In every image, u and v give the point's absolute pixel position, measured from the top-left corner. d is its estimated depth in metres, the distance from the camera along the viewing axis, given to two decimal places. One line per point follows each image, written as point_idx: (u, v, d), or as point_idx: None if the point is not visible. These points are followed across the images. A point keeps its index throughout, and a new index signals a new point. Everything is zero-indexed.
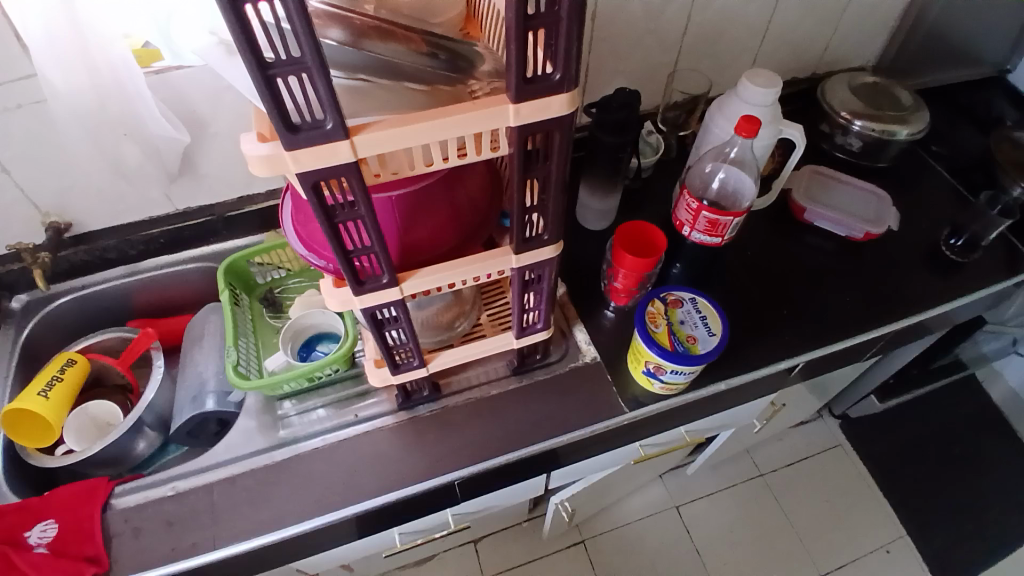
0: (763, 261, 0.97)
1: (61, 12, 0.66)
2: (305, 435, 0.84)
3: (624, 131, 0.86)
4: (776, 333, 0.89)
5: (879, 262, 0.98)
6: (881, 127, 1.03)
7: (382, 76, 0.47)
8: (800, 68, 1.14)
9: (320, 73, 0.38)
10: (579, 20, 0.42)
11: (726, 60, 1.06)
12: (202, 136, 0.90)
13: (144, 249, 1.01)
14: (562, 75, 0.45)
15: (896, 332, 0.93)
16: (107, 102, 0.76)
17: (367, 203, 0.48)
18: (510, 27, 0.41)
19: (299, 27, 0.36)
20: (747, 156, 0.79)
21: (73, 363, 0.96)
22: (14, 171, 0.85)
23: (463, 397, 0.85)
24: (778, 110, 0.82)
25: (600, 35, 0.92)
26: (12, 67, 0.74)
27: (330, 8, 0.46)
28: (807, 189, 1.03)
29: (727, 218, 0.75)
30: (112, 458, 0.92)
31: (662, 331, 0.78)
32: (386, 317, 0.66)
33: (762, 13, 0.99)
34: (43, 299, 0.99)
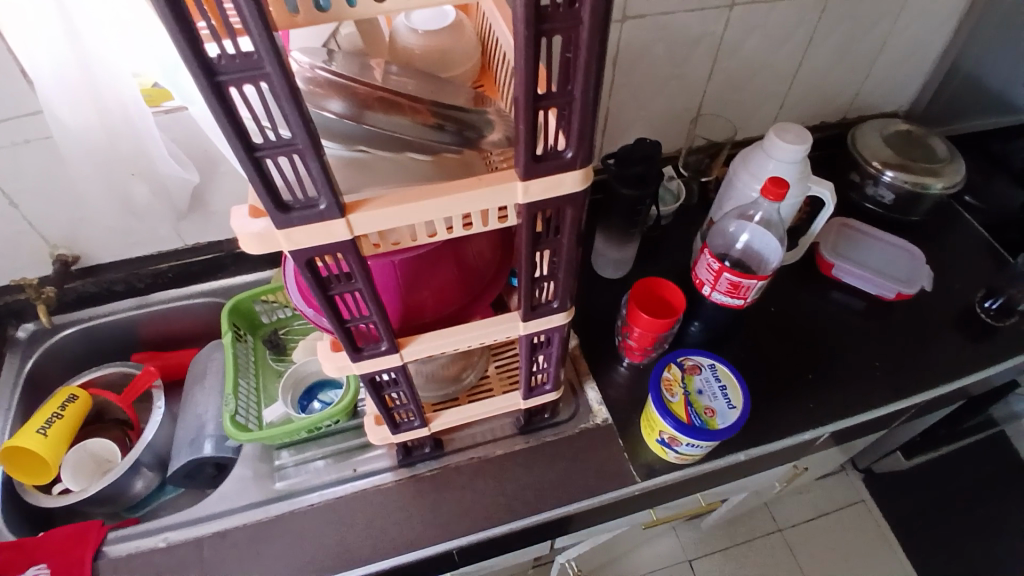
0: (786, 319, 0.92)
1: (73, 56, 0.65)
2: (303, 489, 0.81)
3: (643, 184, 0.83)
4: (800, 399, 0.84)
5: (912, 324, 0.92)
6: (913, 179, 0.98)
7: (385, 148, 0.45)
8: (829, 114, 1.10)
9: (312, 154, 0.35)
10: (594, 100, 0.39)
11: (752, 106, 1.02)
12: (213, 174, 0.89)
13: (151, 282, 1.00)
14: (575, 152, 0.42)
15: (928, 401, 0.87)
16: (118, 140, 0.74)
17: (364, 275, 0.46)
18: (519, 107, 0.38)
19: (288, 109, 0.33)
20: (773, 218, 0.75)
21: (75, 399, 0.94)
22: (22, 205, 0.84)
23: (466, 456, 0.81)
24: (808, 168, 0.77)
25: (621, 80, 0.89)
26: (21, 102, 0.74)
27: (335, 78, 0.44)
28: (835, 244, 0.98)
29: (750, 282, 0.71)
30: (108, 498, 0.89)
31: (679, 401, 0.73)
32: (386, 379, 0.63)
33: (791, 59, 0.96)
34: (49, 330, 0.98)
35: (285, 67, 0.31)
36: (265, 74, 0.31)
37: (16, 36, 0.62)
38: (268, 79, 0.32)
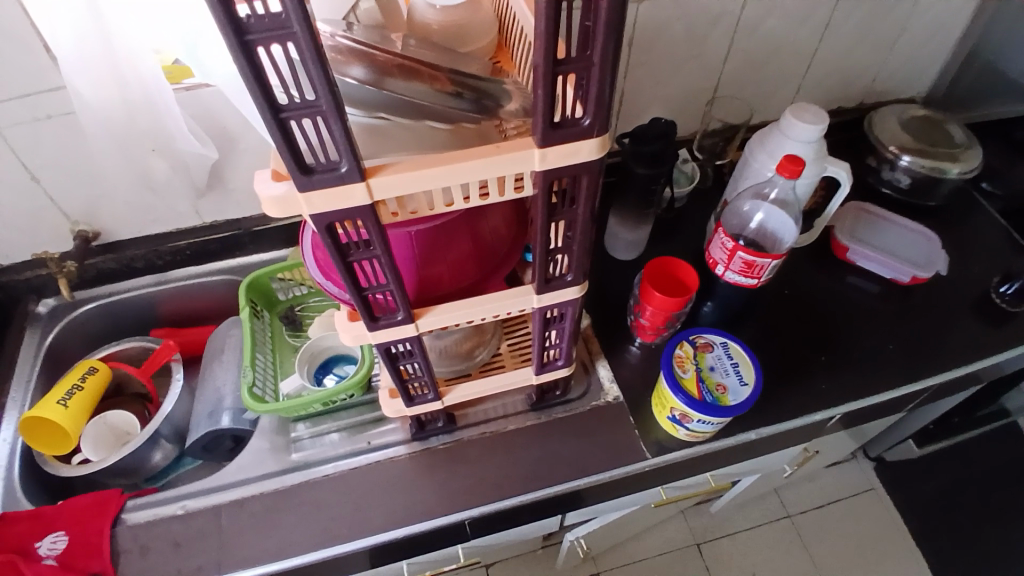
0: (802, 303, 0.92)
1: (92, 28, 0.66)
2: (318, 460, 0.83)
3: (659, 163, 0.83)
4: (812, 381, 0.84)
5: (928, 308, 0.91)
6: (931, 164, 0.97)
7: (404, 115, 0.45)
8: (849, 97, 1.09)
9: (335, 116, 0.36)
10: (613, 68, 0.39)
11: (770, 87, 1.01)
12: (231, 151, 0.90)
13: (170, 260, 1.02)
14: (592, 120, 0.42)
15: (940, 385, 0.87)
16: (137, 116, 0.76)
17: (383, 242, 0.46)
18: (538, 71, 0.38)
19: (313, 69, 0.34)
20: (788, 197, 0.75)
21: (94, 371, 0.96)
22: (44, 181, 0.86)
23: (478, 431, 0.83)
24: (826, 147, 0.77)
25: (637, 60, 0.89)
26: (44, 78, 0.75)
27: (355, 44, 0.44)
28: (852, 227, 0.98)
29: (765, 261, 0.71)
30: (128, 469, 0.91)
31: (690, 377, 0.74)
32: (401, 350, 0.64)
33: (811, 39, 0.95)
34: (69, 306, 1.01)
35: (312, 28, 0.32)
36: (291, 34, 0.32)
37: (38, 9, 0.63)
38: (295, 40, 0.32)
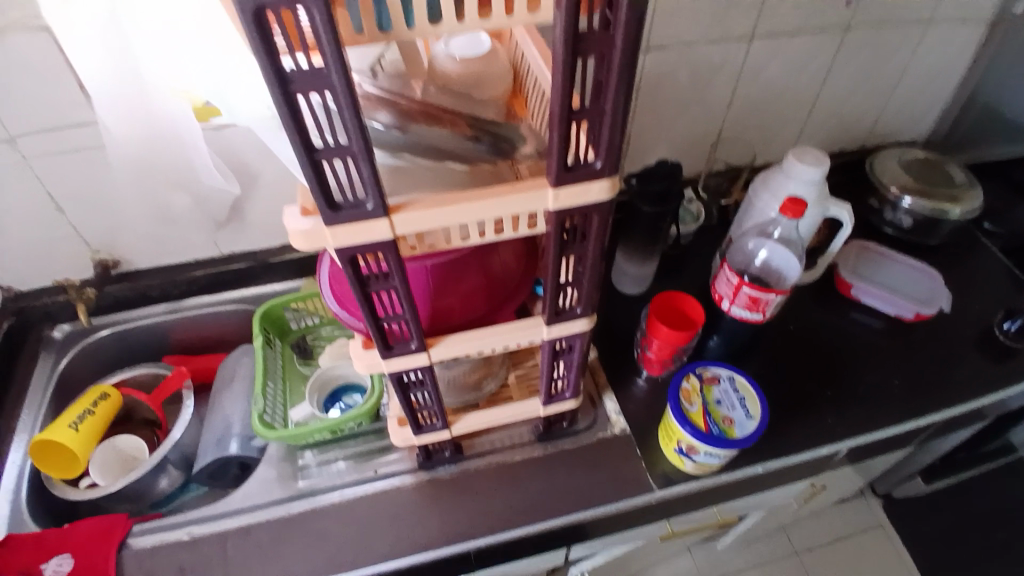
0: (806, 339, 0.93)
1: (124, 68, 0.70)
2: (324, 487, 0.83)
3: (665, 202, 0.86)
4: (818, 416, 0.85)
5: (931, 345, 0.92)
6: (933, 205, 0.99)
7: (425, 156, 0.48)
8: (849, 140, 1.12)
9: (365, 158, 0.39)
10: (623, 116, 0.42)
11: (772, 131, 1.05)
12: (253, 186, 0.93)
13: (186, 288, 1.04)
14: (603, 163, 0.45)
15: (945, 421, 0.87)
16: (164, 151, 0.80)
17: (401, 274, 0.49)
18: (554, 118, 0.41)
19: (348, 116, 0.37)
20: (792, 236, 0.78)
21: (106, 397, 0.97)
22: (69, 211, 0.89)
23: (484, 461, 0.83)
24: (826, 189, 0.79)
25: (643, 104, 0.93)
26: (75, 114, 0.79)
27: (382, 92, 0.48)
28: (855, 265, 0.99)
29: (770, 296, 0.73)
30: (134, 494, 0.91)
31: (697, 410, 0.75)
32: (412, 380, 0.65)
33: (810, 85, 0.99)
34: (83, 331, 1.02)
35: (349, 79, 0.35)
36: (330, 85, 0.35)
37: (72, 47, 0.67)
38: (333, 89, 0.35)
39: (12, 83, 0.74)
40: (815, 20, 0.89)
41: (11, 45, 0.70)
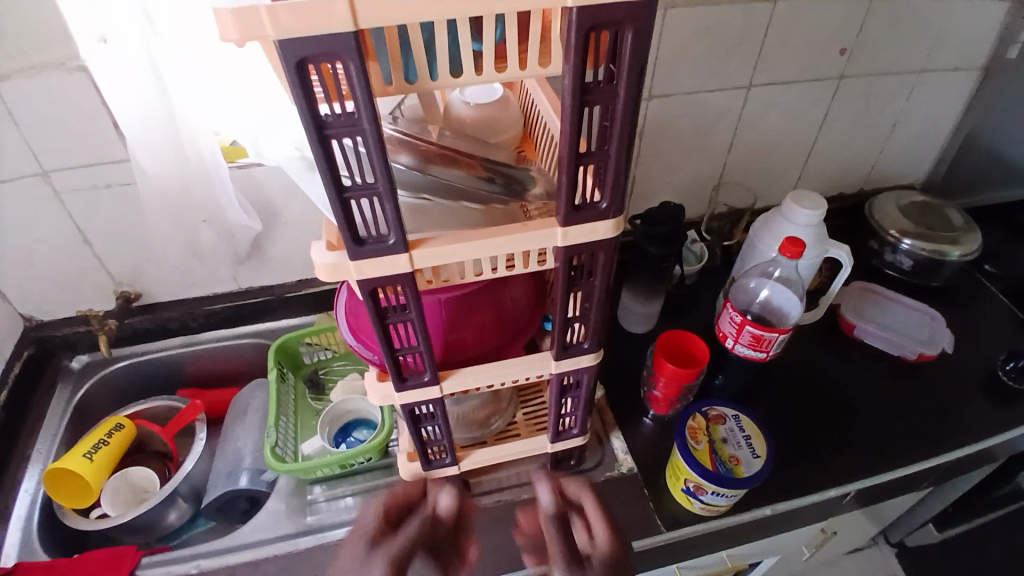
0: (811, 378, 0.94)
1: (160, 108, 0.76)
2: (331, 524, 0.84)
3: (669, 244, 0.89)
4: (825, 456, 0.85)
5: (936, 386, 0.93)
6: (932, 247, 1.02)
7: (442, 197, 0.52)
8: (847, 186, 1.16)
9: (389, 196, 0.42)
10: (627, 160, 0.45)
11: (771, 176, 1.09)
12: (274, 224, 0.98)
13: (204, 322, 1.07)
14: (608, 203, 0.48)
15: (953, 463, 0.87)
16: (193, 188, 0.85)
17: (418, 307, 0.51)
18: (563, 161, 0.45)
19: (376, 158, 0.40)
20: (792, 275, 0.80)
21: (120, 428, 0.98)
22: (96, 245, 0.93)
23: (493, 499, 0.83)
24: (825, 232, 0.82)
25: (647, 149, 0.98)
26: (109, 152, 0.84)
27: (402, 136, 0.51)
28: (857, 306, 1.01)
29: (773, 334, 0.74)
30: (142, 527, 0.92)
31: (704, 449, 0.75)
32: (424, 413, 0.67)
33: (807, 133, 1.03)
34: (102, 362, 1.05)
35: (378, 125, 0.39)
36: (361, 130, 0.39)
37: (116, 88, 0.74)
38: (363, 134, 0.39)
39: (55, 122, 0.79)
40: (809, 72, 0.94)
41: (57, 88, 0.76)
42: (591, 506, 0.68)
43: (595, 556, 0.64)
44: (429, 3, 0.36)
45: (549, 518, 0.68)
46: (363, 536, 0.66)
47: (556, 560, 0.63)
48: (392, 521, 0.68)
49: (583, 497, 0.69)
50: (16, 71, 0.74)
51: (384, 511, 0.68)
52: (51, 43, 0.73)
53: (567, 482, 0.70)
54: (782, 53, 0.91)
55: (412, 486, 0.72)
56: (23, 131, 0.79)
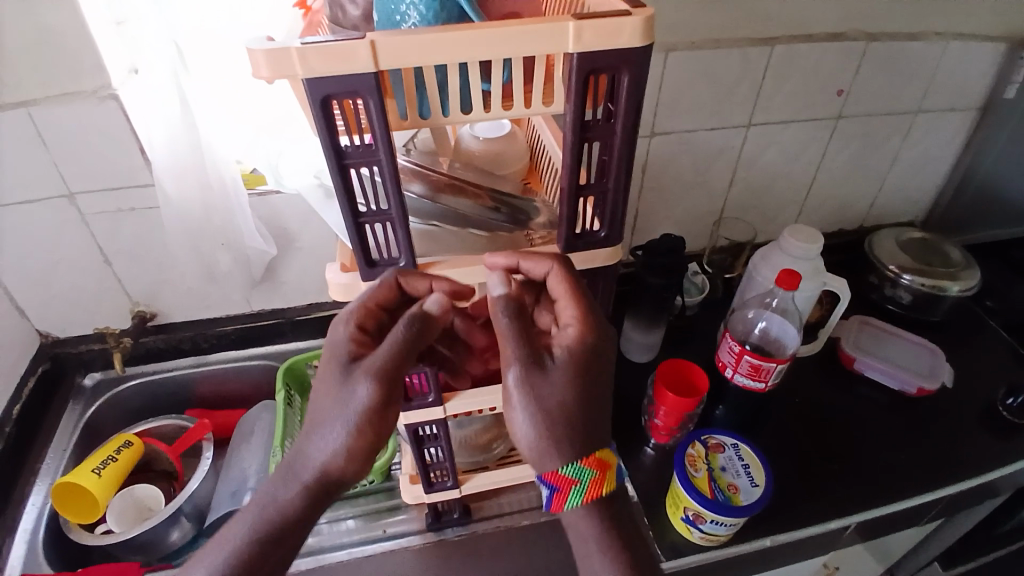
0: (811, 410, 0.95)
1: (186, 139, 0.81)
2: (332, 546, 0.83)
3: (670, 274, 0.92)
4: (824, 487, 0.85)
5: (936, 419, 0.93)
6: (932, 282, 1.03)
7: (451, 224, 0.55)
8: (846, 221, 1.18)
9: (401, 222, 0.46)
10: (624, 192, 0.49)
11: (771, 211, 1.12)
12: (288, 249, 1.01)
13: (215, 342, 1.10)
14: (607, 232, 0.52)
15: (954, 496, 0.87)
16: (213, 214, 0.89)
17: None
18: (564, 193, 0.48)
19: (390, 188, 0.44)
20: (788, 306, 0.81)
21: (129, 444, 0.99)
22: (115, 265, 0.97)
23: (492, 524, 0.84)
24: (821, 265, 0.85)
25: (650, 183, 1.01)
26: (136, 178, 0.88)
27: (416, 166, 0.54)
28: (858, 339, 1.02)
29: (770, 364, 0.76)
30: (145, 544, 0.93)
31: (702, 476, 0.76)
32: (427, 434, 0.69)
33: (806, 170, 1.07)
34: (115, 379, 1.08)
35: (393, 156, 0.43)
36: (377, 161, 0.43)
37: (147, 118, 0.78)
38: (378, 164, 0.43)
39: (86, 148, 0.84)
40: (807, 112, 0.98)
41: (91, 118, 0.81)
42: (562, 290, 0.52)
43: (558, 347, 0.51)
44: (442, 48, 0.39)
45: (505, 316, 0.49)
46: (337, 361, 0.50)
47: (511, 358, 0.49)
48: (368, 333, 0.52)
49: (555, 281, 0.52)
50: (52, 98, 0.79)
51: (359, 322, 0.51)
52: (85, 72, 0.78)
53: (523, 255, 0.52)
54: (780, 95, 0.95)
55: (383, 288, 0.49)
56: (53, 154, 0.83)
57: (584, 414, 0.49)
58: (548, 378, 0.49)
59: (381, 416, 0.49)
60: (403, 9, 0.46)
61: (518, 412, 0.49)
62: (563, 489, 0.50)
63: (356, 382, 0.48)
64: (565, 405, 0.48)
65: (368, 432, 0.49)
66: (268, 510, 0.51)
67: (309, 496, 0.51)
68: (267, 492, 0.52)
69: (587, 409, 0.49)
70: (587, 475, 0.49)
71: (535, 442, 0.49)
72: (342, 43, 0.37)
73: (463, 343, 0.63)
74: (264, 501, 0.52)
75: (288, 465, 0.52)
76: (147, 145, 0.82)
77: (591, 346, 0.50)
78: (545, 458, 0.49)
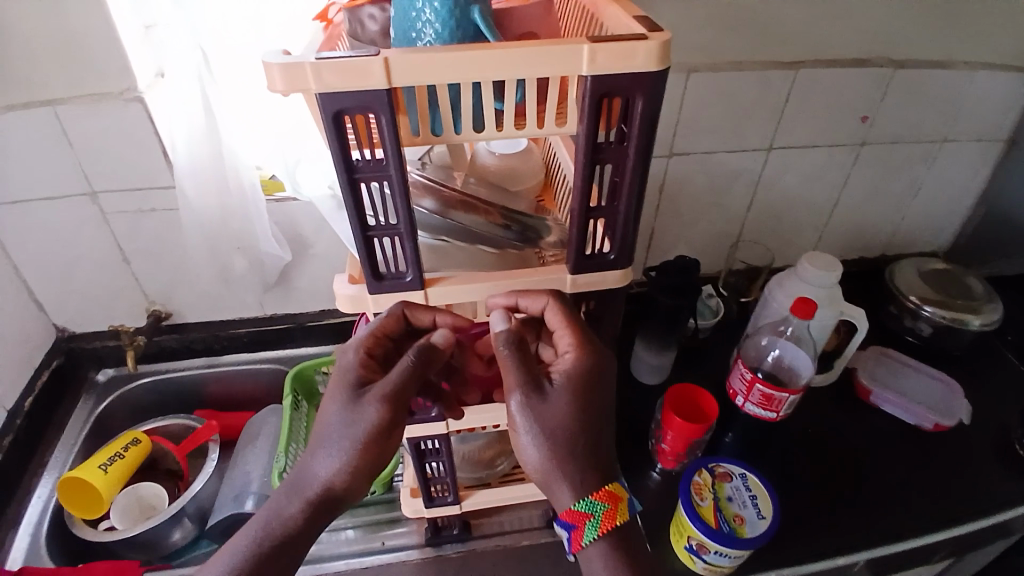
0: (823, 441, 0.92)
1: (208, 143, 0.82)
2: (331, 555, 0.83)
3: (682, 296, 0.90)
4: (834, 522, 0.82)
5: (953, 457, 0.90)
6: (953, 315, 1.00)
7: (461, 240, 0.55)
8: (866, 249, 1.16)
9: (409, 237, 0.46)
10: (635, 215, 0.49)
11: (790, 236, 1.10)
12: (303, 256, 1.02)
13: (227, 344, 1.11)
14: (616, 255, 0.52)
15: (969, 537, 0.83)
16: (231, 217, 0.89)
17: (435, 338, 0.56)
18: (574, 214, 0.48)
19: (399, 203, 0.44)
20: (803, 334, 0.80)
21: (137, 442, 1.00)
22: (133, 263, 0.98)
23: (493, 542, 0.83)
24: (838, 293, 0.83)
25: (666, 203, 1.00)
26: (157, 179, 0.89)
27: (427, 181, 0.54)
28: (874, 371, 0.99)
29: (782, 394, 0.74)
30: (147, 543, 0.93)
31: (708, 505, 0.74)
32: (429, 448, 0.68)
33: (827, 195, 1.05)
34: (128, 376, 1.09)
35: (403, 172, 0.43)
36: (388, 176, 0.43)
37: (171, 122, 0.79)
38: (389, 180, 0.43)
39: (110, 148, 0.85)
40: (830, 136, 0.96)
41: (117, 119, 0.83)
42: (558, 322, 0.53)
43: (556, 371, 0.52)
44: (456, 67, 0.39)
45: (506, 345, 0.50)
46: (343, 386, 0.52)
47: (513, 385, 0.50)
48: (375, 359, 0.54)
49: (551, 313, 0.53)
50: (80, 98, 0.81)
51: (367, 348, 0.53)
52: (113, 75, 0.80)
53: (521, 292, 0.53)
54: (802, 119, 0.94)
55: (390, 318, 0.52)
56: (77, 152, 0.85)
57: (587, 435, 0.50)
58: (548, 402, 0.50)
59: (389, 438, 0.50)
60: (419, 27, 0.47)
61: (522, 437, 0.50)
62: (579, 526, 0.51)
63: (364, 405, 0.50)
64: (568, 431, 0.49)
65: (371, 455, 0.50)
66: (270, 525, 0.51)
67: (314, 511, 0.51)
68: (268, 509, 0.52)
69: (590, 430, 0.50)
70: (600, 508, 0.50)
71: (542, 464, 0.49)
72: (357, 59, 0.38)
73: (459, 371, 0.64)
74: (265, 517, 0.52)
75: (290, 483, 0.52)
76: (170, 148, 0.84)
77: (590, 371, 0.51)
78: (552, 483, 0.50)
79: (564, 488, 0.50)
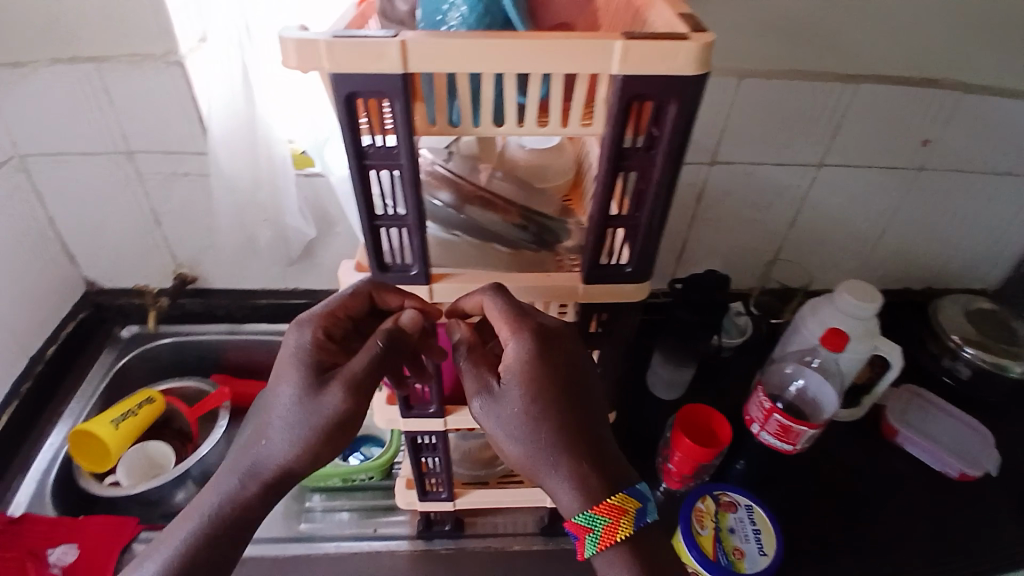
0: (841, 479, 0.88)
1: (243, 112, 0.82)
2: (324, 536, 0.83)
3: (704, 311, 0.88)
4: (843, 566, 0.78)
5: (980, 512, 0.85)
6: (993, 359, 0.94)
7: (474, 236, 0.54)
8: (912, 280, 1.09)
9: (416, 229, 0.46)
10: (657, 227, 0.46)
11: (830, 259, 1.04)
12: (328, 234, 1.02)
13: (247, 313, 1.12)
14: (634, 268, 0.49)
15: None
16: (259, 189, 0.89)
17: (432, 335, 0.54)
18: (591, 222, 0.46)
19: (409, 195, 0.43)
20: (830, 366, 0.78)
21: (151, 401, 1.01)
22: (164, 225, 1.00)
23: (484, 543, 0.81)
24: (874, 327, 0.78)
25: (703, 213, 0.96)
26: (191, 144, 0.90)
27: (449, 173, 0.53)
28: (903, 411, 0.94)
29: (801, 427, 0.70)
30: (149, 501, 0.95)
31: (708, 534, 0.71)
32: (425, 443, 0.67)
33: (876, 220, 0.99)
34: (148, 336, 1.11)
35: (415, 162, 0.42)
36: (399, 165, 0.42)
37: (208, 89, 0.80)
38: (399, 169, 0.42)
39: (148, 109, 0.86)
40: (885, 158, 0.91)
41: (157, 81, 0.83)
42: (496, 315, 0.50)
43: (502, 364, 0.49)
44: (477, 58, 0.37)
45: (461, 356, 0.50)
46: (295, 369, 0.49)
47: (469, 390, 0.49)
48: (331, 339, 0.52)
49: (489, 307, 0.50)
50: (122, 58, 0.82)
51: (324, 326, 0.51)
52: (155, 36, 0.80)
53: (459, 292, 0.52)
54: (857, 138, 0.88)
55: (353, 297, 0.51)
56: (117, 111, 0.86)
57: (554, 423, 0.46)
58: (500, 399, 0.48)
59: (350, 427, 0.48)
60: (446, 8, 0.45)
61: (497, 437, 0.48)
62: (580, 539, 0.47)
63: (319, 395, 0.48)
64: (531, 428, 0.46)
65: (329, 444, 0.48)
66: (225, 506, 0.49)
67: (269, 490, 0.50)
68: (220, 487, 0.50)
69: (559, 417, 0.47)
70: (600, 523, 0.46)
71: (524, 460, 0.47)
72: (375, 41, 0.36)
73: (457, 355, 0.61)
74: (217, 495, 0.50)
75: (245, 465, 0.50)
76: (206, 114, 0.84)
77: (542, 362, 0.48)
78: (543, 480, 0.47)
79: (555, 482, 0.46)
